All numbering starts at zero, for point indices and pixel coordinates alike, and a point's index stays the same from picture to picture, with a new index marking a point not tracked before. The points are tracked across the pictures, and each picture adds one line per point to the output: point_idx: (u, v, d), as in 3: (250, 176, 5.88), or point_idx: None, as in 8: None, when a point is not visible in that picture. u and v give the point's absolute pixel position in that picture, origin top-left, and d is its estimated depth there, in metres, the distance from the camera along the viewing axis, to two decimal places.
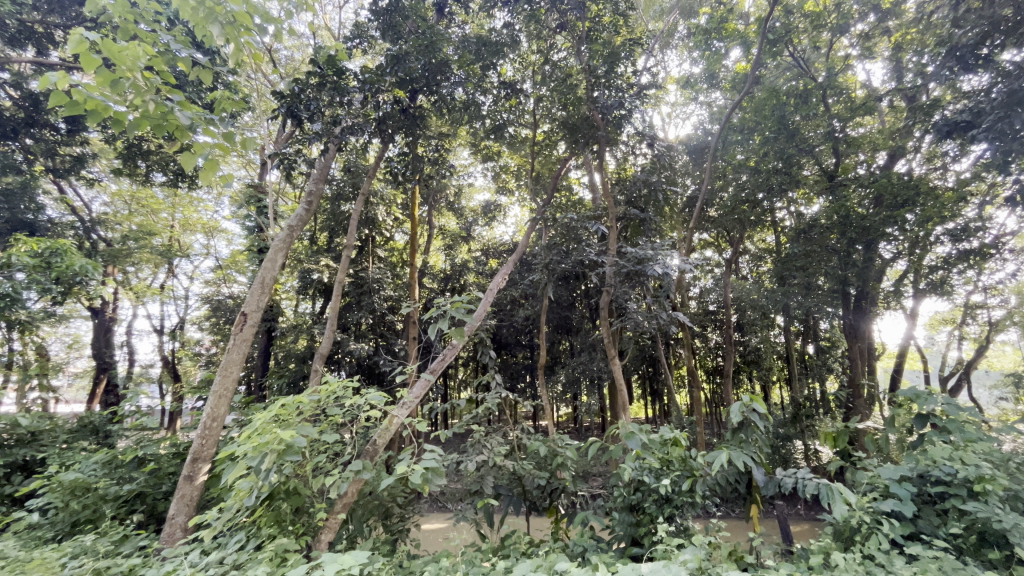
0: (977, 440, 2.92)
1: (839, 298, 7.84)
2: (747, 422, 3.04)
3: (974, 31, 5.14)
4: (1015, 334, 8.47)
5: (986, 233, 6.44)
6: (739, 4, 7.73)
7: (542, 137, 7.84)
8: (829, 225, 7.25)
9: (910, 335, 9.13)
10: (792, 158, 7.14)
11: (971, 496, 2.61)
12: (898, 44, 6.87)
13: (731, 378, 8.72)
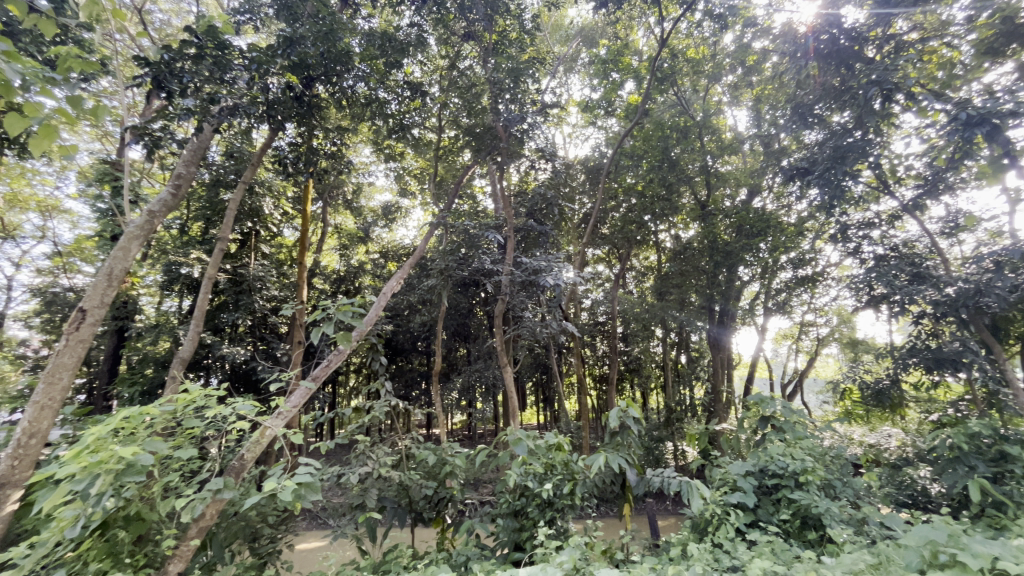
0: (804, 438, 3.43)
1: (707, 314, 8.81)
2: (624, 426, 3.26)
3: (813, 94, 6.15)
4: (836, 348, 10.19)
5: (817, 263, 7.69)
6: (634, 42, 8.44)
7: (447, 143, 7.82)
8: (700, 248, 8.13)
9: (760, 348, 10.53)
10: (672, 186, 8.07)
11: (797, 486, 3.06)
12: (758, 96, 7.98)
13: (615, 385, 9.31)
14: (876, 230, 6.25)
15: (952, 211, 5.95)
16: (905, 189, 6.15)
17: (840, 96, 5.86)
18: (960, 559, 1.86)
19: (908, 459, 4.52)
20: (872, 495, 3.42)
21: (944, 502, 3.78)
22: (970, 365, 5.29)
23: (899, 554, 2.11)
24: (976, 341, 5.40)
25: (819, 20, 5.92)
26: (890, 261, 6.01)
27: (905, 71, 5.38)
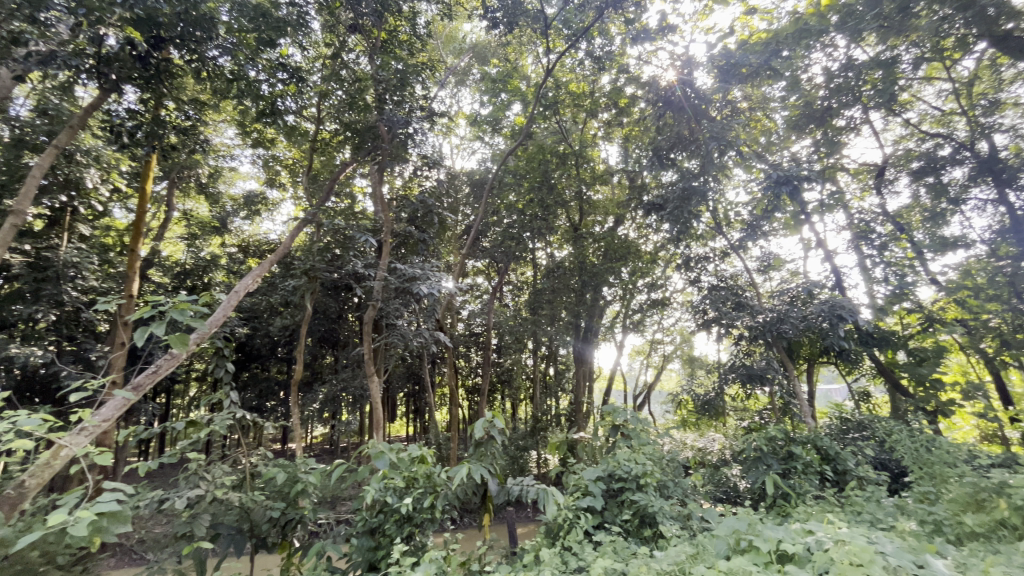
0: (646, 444, 3.83)
1: (573, 329, 9.42)
2: (489, 437, 3.32)
3: (668, 140, 7.03)
4: (677, 364, 11.59)
5: (666, 289, 8.79)
6: (523, 67, 8.84)
7: (326, 136, 7.34)
8: (570, 267, 8.70)
9: (617, 362, 11.54)
10: (549, 207, 8.50)
11: (638, 488, 3.39)
12: (627, 136, 8.87)
13: (486, 396, 9.43)
14: (712, 264, 7.29)
15: (766, 253, 7.20)
16: (733, 231, 7.30)
17: (688, 144, 6.82)
18: (755, 543, 2.22)
19: (725, 460, 5.28)
20: (696, 493, 3.94)
21: (748, 496, 4.50)
22: (772, 379, 6.44)
23: (712, 544, 2.45)
24: (775, 360, 6.62)
25: (677, 78, 6.84)
26: (720, 288, 6.92)
27: (737, 133, 6.43)
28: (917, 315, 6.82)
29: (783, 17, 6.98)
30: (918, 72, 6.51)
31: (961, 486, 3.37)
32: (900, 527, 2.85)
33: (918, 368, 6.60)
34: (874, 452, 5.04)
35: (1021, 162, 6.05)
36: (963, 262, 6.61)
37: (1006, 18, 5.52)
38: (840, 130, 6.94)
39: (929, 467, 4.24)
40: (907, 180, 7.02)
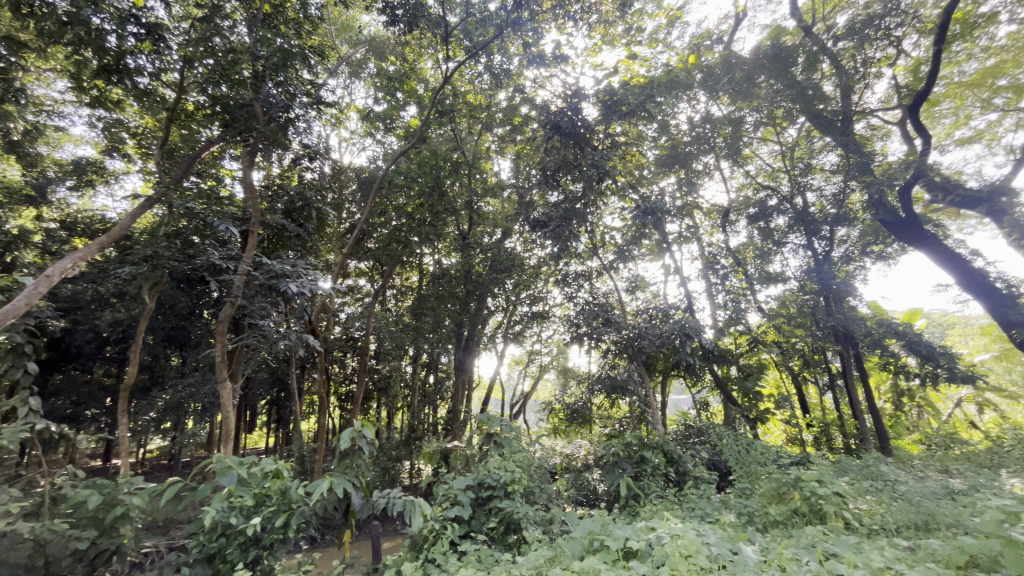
0: (517, 452, 3.95)
1: (454, 338, 9.41)
2: (355, 448, 3.15)
3: (555, 161, 7.40)
4: (553, 374, 12.16)
5: (546, 302, 9.11)
6: (421, 70, 8.75)
7: (190, 108, 6.49)
8: (455, 275, 8.68)
9: (497, 371, 11.75)
10: (438, 215, 8.31)
11: (505, 495, 3.48)
12: (519, 152, 9.19)
13: (359, 405, 8.84)
14: (589, 281, 7.79)
15: (633, 275, 7.95)
16: (607, 252, 7.94)
17: (573, 167, 7.10)
18: (606, 542, 2.41)
19: (587, 465, 5.63)
20: (560, 497, 4.16)
21: (604, 497, 4.86)
22: (633, 390, 7.01)
23: (568, 546, 2.61)
24: (635, 373, 7.21)
25: (566, 104, 7.27)
26: (593, 305, 7.46)
27: (614, 164, 7.03)
28: (747, 336, 8.03)
29: (657, 67, 7.91)
30: (755, 133, 7.78)
31: (768, 481, 4.03)
32: (721, 520, 3.32)
33: (745, 382, 7.79)
34: (708, 454, 5.80)
35: (823, 217, 7.52)
36: (781, 294, 7.98)
37: (819, 101, 7.25)
38: (697, 173, 8.00)
39: (747, 466, 5.00)
40: (745, 222, 8.29)
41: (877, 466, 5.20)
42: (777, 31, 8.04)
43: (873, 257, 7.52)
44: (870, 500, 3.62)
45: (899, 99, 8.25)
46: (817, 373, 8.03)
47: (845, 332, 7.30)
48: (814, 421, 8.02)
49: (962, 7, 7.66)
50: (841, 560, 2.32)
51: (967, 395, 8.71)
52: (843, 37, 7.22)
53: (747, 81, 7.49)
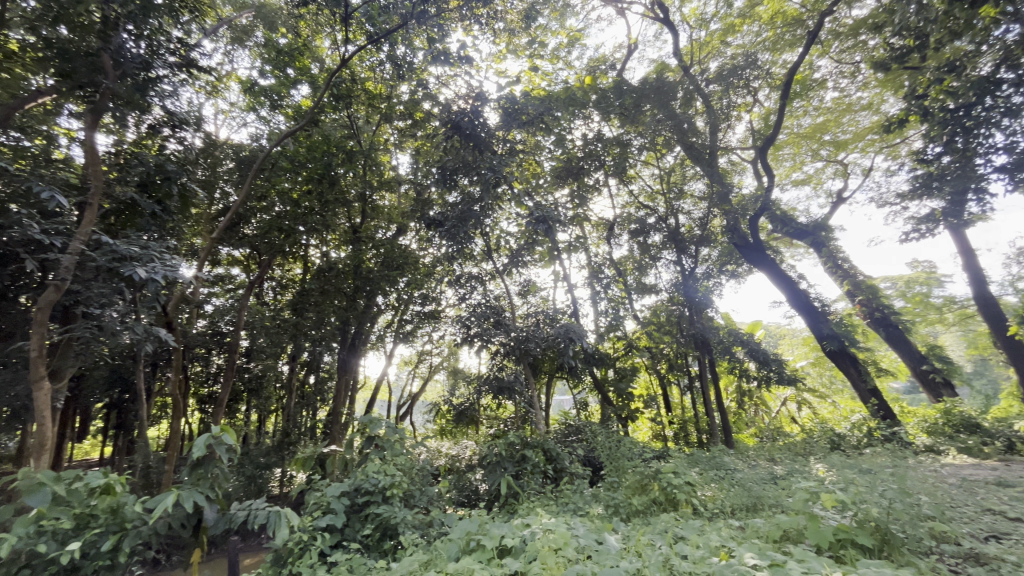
0: (399, 454, 3.86)
1: (339, 336, 8.88)
2: (213, 456, 2.84)
3: (454, 162, 7.32)
4: (443, 375, 12.04)
5: (438, 302, 8.97)
6: (317, 48, 8.17)
7: (14, 47, 5.32)
8: (343, 269, 8.20)
9: (384, 372, 11.33)
10: (328, 205, 7.79)
11: (383, 500, 3.38)
12: (418, 148, 8.97)
13: (223, 408, 7.89)
14: (483, 284, 7.84)
15: (525, 280, 8.20)
16: (501, 256, 8.09)
17: (471, 168, 7.11)
18: (482, 541, 2.46)
19: (470, 466, 5.65)
20: (441, 499, 4.13)
21: (484, 496, 4.93)
22: (518, 391, 7.21)
23: (444, 548, 2.62)
24: (522, 374, 7.43)
25: (467, 106, 7.27)
26: (485, 307, 7.54)
27: (510, 170, 7.17)
28: (624, 341, 8.70)
29: (557, 83, 8.32)
30: (640, 155, 8.51)
31: (634, 475, 4.39)
32: (591, 512, 3.57)
33: (619, 383, 8.44)
34: (584, 451, 6.17)
35: (690, 237, 8.47)
36: (654, 304, 8.78)
37: (692, 134, 8.27)
38: (589, 187, 8.50)
39: (616, 461, 5.44)
40: (627, 237, 9.00)
41: (721, 457, 5.99)
42: (661, 67, 8.97)
43: (727, 274, 8.71)
44: (713, 488, 4.15)
45: (753, 141, 9.61)
46: (679, 375, 8.99)
47: (703, 340, 8.30)
48: (675, 419, 9.04)
49: (802, 71, 9.18)
50: (687, 542, 2.63)
51: (790, 395, 10.40)
52: (712, 81, 8.25)
53: (635, 107, 8.20)
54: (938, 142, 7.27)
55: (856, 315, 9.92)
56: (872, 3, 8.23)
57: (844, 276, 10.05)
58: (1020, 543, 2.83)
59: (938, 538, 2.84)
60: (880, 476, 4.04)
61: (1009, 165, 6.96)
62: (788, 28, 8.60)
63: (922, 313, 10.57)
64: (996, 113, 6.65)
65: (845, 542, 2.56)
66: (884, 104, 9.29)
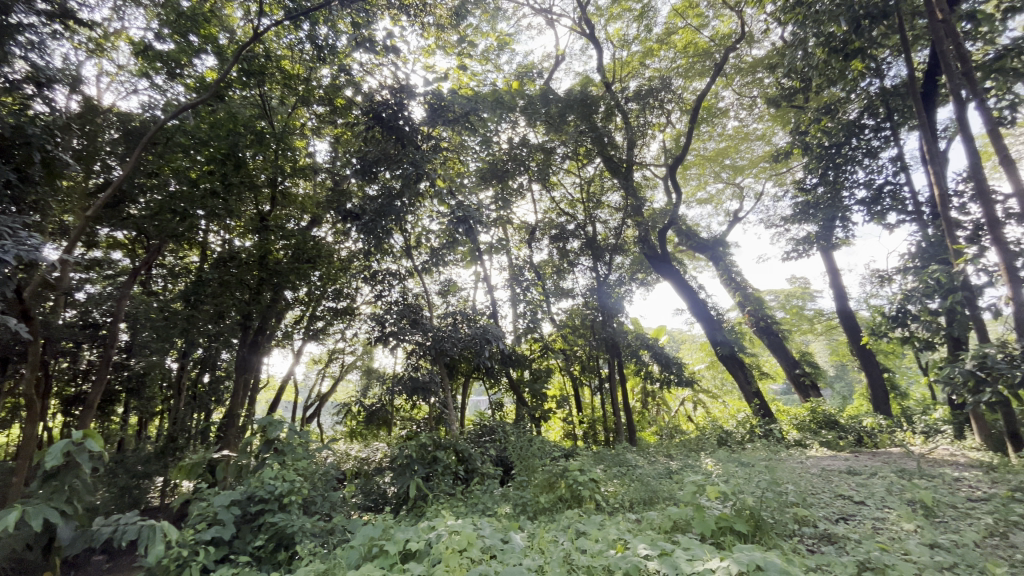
0: (301, 459, 3.63)
1: (240, 332, 8.15)
2: (73, 466, 2.48)
3: (376, 153, 7.02)
4: (356, 375, 11.52)
5: (352, 298, 8.56)
6: (228, 17, 7.51)
7: None
8: (248, 259, 7.53)
9: (291, 371, 10.62)
10: (233, 188, 7.07)
11: (280, 507, 3.18)
12: (337, 136, 8.52)
13: (94, 410, 6.95)
14: (401, 281, 7.63)
15: (445, 280, 8.13)
16: (420, 254, 7.94)
17: (393, 161, 6.87)
18: (385, 547, 2.39)
19: (379, 469, 5.46)
20: (345, 504, 3.96)
21: (392, 499, 4.81)
22: (434, 391, 7.11)
23: (344, 556, 2.52)
24: (437, 375, 7.34)
25: (391, 97, 7.03)
26: (402, 305, 7.32)
27: (433, 167, 7.01)
28: (540, 343, 8.87)
29: (485, 84, 8.37)
30: (562, 164, 8.79)
31: (542, 474, 4.51)
32: (498, 511, 3.62)
33: (534, 384, 8.66)
34: (496, 451, 6.22)
35: (606, 245, 8.88)
36: (570, 307, 9.05)
37: (611, 148, 8.68)
38: (513, 190, 8.61)
39: (525, 461, 5.55)
40: (547, 242, 9.23)
41: (624, 454, 6.35)
42: (586, 81, 9.35)
43: (637, 282, 9.28)
44: (615, 484, 4.39)
45: (665, 159, 10.31)
46: (591, 377, 9.37)
47: (613, 343, 8.75)
48: (585, 419, 9.44)
49: (709, 99, 10.04)
50: (588, 537, 2.75)
51: (688, 396, 11.29)
52: (631, 99, 8.76)
53: (560, 117, 8.49)
54: (815, 174, 8.31)
55: (745, 324, 11.00)
56: (768, 45, 9.23)
57: (737, 289, 11.10)
58: (861, 523, 3.30)
59: (800, 522, 3.23)
60: (756, 469, 4.51)
61: (867, 199, 8.13)
62: (698, 59, 9.41)
63: (797, 323, 11.98)
64: (858, 152, 7.84)
65: (724, 529, 2.82)
66: (775, 137, 10.41)
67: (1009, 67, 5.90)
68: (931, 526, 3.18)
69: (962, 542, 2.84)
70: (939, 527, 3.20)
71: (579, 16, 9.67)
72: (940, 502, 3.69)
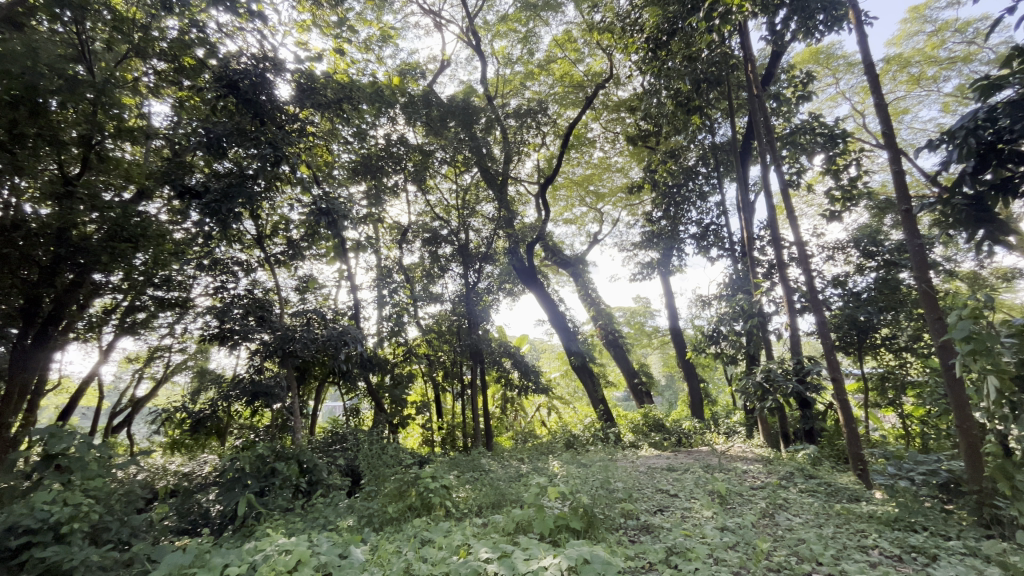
0: (95, 477, 3.01)
1: (22, 319, 6.58)
2: None
3: (226, 126, 6.16)
4: (185, 377, 9.91)
5: (187, 289, 7.39)
6: None
7: None
8: (41, 232, 6.11)
9: (94, 370, 8.76)
10: (25, 140, 5.69)
11: (55, 540, 2.60)
12: (180, 99, 7.25)
13: None
14: (249, 273, 6.82)
15: (303, 275, 7.49)
16: (275, 245, 7.21)
17: (246, 137, 6.08)
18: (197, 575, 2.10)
19: (204, 485, 4.76)
20: (152, 528, 3.38)
21: (216, 518, 4.23)
22: (278, 397, 6.46)
23: None
24: (284, 379, 6.68)
25: (253, 67, 6.30)
26: (246, 299, 6.52)
27: (294, 150, 6.38)
28: (403, 348, 8.60)
29: (365, 75, 7.98)
30: (439, 168, 8.68)
31: (393, 483, 4.37)
32: (340, 524, 3.41)
33: (394, 390, 8.41)
34: (346, 460, 5.87)
35: (477, 253, 9.02)
36: (437, 312, 8.97)
37: (488, 159, 8.88)
38: (386, 188, 8.31)
39: (376, 470, 5.33)
40: (419, 245, 9.07)
41: (479, 459, 6.49)
42: (468, 91, 9.49)
43: (504, 292, 9.61)
44: (467, 489, 4.46)
45: (538, 177, 10.90)
46: (453, 383, 9.38)
47: (476, 350, 8.90)
48: (444, 424, 9.40)
49: (580, 128, 10.91)
50: (433, 544, 2.75)
51: (543, 402, 11.93)
52: (510, 117, 9.16)
53: (440, 122, 8.55)
54: (660, 208, 9.45)
55: (596, 336, 12.06)
56: (630, 89, 10.33)
57: (592, 304, 12.13)
58: (673, 513, 3.82)
59: (626, 516, 3.61)
60: (594, 470, 4.94)
61: (697, 235, 9.56)
62: (572, 90, 10.17)
63: (638, 338, 13.52)
64: (692, 193, 9.16)
65: (561, 527, 3.04)
66: (631, 171, 11.69)
67: (798, 141, 7.45)
68: (723, 512, 3.81)
69: (742, 524, 3.45)
70: (729, 512, 3.86)
71: (467, 26, 9.79)
72: (731, 491, 4.45)
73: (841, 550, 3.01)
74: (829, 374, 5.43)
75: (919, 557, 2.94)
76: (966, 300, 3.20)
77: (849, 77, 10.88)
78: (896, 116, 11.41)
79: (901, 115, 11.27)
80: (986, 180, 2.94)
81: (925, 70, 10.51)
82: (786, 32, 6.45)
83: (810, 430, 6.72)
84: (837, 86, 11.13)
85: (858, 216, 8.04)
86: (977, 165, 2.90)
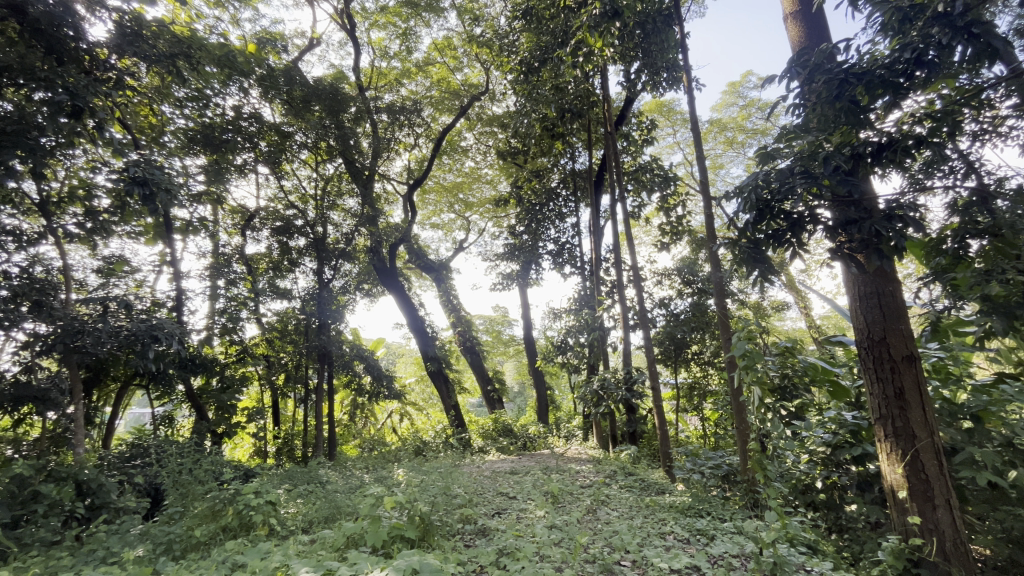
0: None
1: None
2: None
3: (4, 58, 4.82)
4: None
5: None
6: None
7: None
8: None
9: None
10: None
11: None
12: None
13: None
14: (27, 247, 5.42)
15: (108, 255, 6.20)
16: (69, 216, 5.85)
17: (33, 75, 4.84)
18: None
19: None
20: None
21: None
22: (54, 402, 5.22)
23: None
24: (65, 380, 5.44)
25: None
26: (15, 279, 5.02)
27: (102, 101, 5.21)
28: (237, 347, 7.63)
29: (214, 35, 7.02)
30: (298, 153, 7.98)
31: (205, 501, 3.81)
32: (126, 556, 2.85)
33: (221, 395, 7.29)
34: (145, 477, 4.96)
35: (334, 249, 8.43)
36: (283, 309, 8.14)
37: (355, 152, 8.39)
38: (232, 166, 7.36)
39: (184, 488, 4.59)
40: (267, 234, 8.17)
41: (316, 470, 6.01)
42: (339, 76, 8.94)
43: (361, 292, 9.15)
44: (297, 504, 4.10)
45: (407, 178, 10.66)
46: (295, 388, 8.53)
47: (324, 353, 8.25)
48: (281, 433, 8.55)
49: (453, 135, 11.02)
50: (246, 569, 2.46)
51: (395, 408, 11.58)
52: (381, 112, 8.89)
53: (302, 103, 7.91)
54: (523, 223, 10.04)
55: (454, 342, 12.15)
56: (504, 107, 10.75)
57: (452, 310, 12.20)
58: (509, 515, 3.99)
59: (464, 521, 3.68)
60: (438, 476, 4.93)
61: (554, 252, 10.28)
62: (448, 96, 10.22)
63: (495, 345, 13.97)
64: (552, 213, 9.89)
65: (395, 538, 2.96)
66: (499, 185, 12.13)
67: (641, 178, 8.49)
68: (554, 510, 4.09)
69: (569, 521, 3.76)
70: (559, 510, 4.17)
71: (342, 8, 9.23)
72: (563, 491, 4.81)
73: (645, 538, 3.45)
74: (650, 383, 6.24)
75: (701, 538, 3.51)
76: (745, 325, 3.96)
77: (683, 130, 12.79)
78: (715, 169, 13.72)
79: (718, 169, 13.59)
80: (763, 229, 3.59)
81: (737, 135, 12.89)
82: (638, 81, 7.33)
83: (633, 432, 7.62)
84: (674, 137, 13.01)
85: (682, 249, 9.41)
86: (757, 217, 3.52)
